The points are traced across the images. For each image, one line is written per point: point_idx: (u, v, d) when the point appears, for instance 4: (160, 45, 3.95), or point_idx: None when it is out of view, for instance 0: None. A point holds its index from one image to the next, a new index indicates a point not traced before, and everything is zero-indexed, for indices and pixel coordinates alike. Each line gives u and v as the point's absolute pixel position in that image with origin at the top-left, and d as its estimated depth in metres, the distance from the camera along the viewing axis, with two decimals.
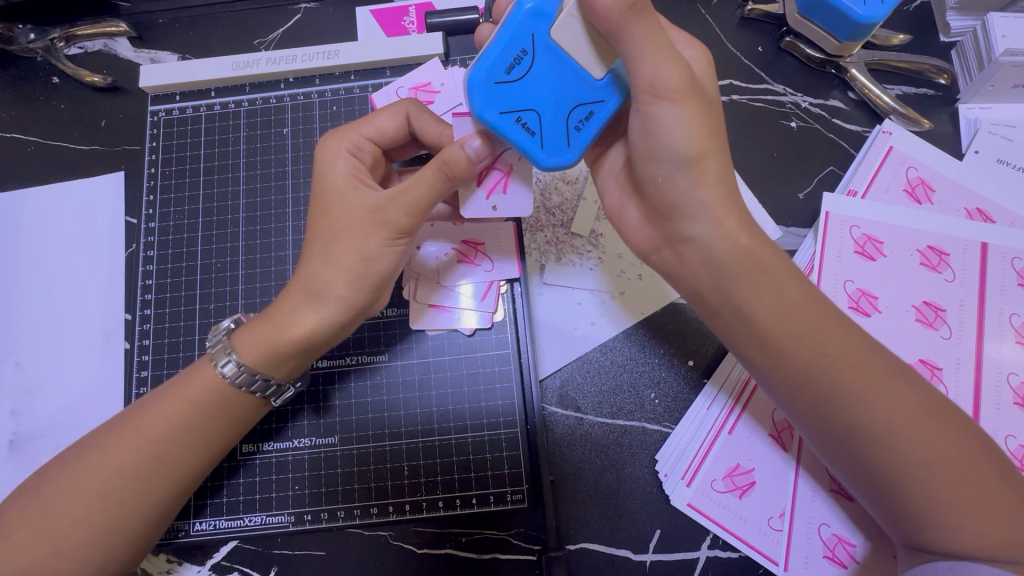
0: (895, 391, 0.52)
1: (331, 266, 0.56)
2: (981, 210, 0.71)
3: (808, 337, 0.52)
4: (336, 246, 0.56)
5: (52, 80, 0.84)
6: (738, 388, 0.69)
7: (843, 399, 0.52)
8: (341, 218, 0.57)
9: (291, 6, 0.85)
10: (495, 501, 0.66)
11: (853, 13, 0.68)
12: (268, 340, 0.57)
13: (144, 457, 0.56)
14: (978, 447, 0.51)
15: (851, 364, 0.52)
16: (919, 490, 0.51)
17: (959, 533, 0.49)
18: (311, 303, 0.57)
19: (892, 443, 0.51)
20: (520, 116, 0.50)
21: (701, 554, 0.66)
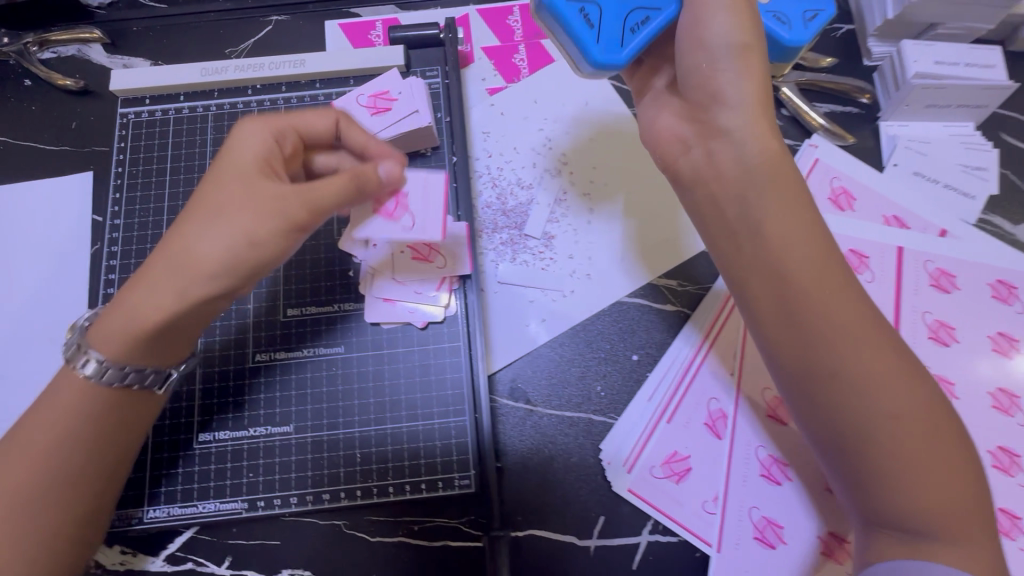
0: (883, 359, 0.52)
1: (186, 247, 0.56)
2: (899, 218, 0.77)
3: (794, 272, 0.54)
4: (216, 228, 0.55)
5: (24, 82, 0.88)
6: (701, 337, 0.75)
7: (836, 360, 0.52)
8: (232, 203, 0.56)
9: (262, 19, 0.91)
10: (443, 487, 0.69)
11: (782, 38, 0.75)
12: (126, 318, 0.57)
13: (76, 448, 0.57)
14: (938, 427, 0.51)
15: (839, 316, 0.53)
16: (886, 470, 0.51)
17: (903, 501, 0.50)
18: (175, 284, 0.55)
19: (873, 416, 0.51)
20: (585, 8, 0.59)
21: (642, 539, 0.69)
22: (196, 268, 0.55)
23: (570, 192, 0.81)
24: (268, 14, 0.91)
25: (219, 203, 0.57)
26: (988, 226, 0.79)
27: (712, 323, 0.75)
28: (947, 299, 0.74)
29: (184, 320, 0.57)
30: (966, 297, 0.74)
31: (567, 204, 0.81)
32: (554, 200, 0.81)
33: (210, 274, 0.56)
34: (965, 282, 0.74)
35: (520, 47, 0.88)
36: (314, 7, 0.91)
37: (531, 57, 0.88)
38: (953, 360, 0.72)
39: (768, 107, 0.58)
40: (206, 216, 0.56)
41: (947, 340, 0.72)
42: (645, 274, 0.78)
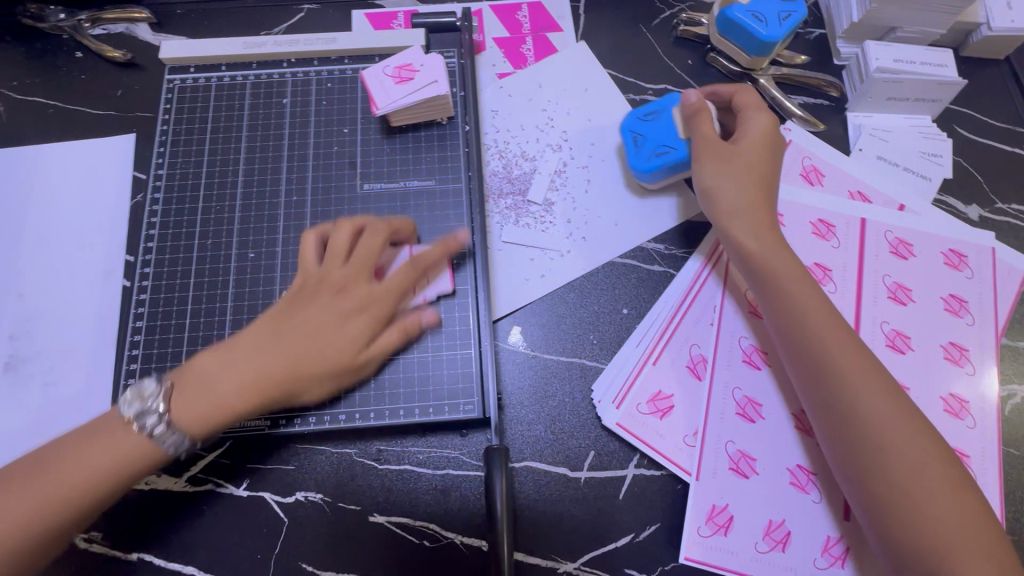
0: (888, 400, 0.65)
1: (268, 359, 0.66)
2: (862, 193, 0.86)
3: (811, 328, 0.69)
4: (298, 335, 0.67)
5: (75, 54, 0.96)
6: (705, 258, 0.84)
7: (858, 412, 0.65)
8: (311, 323, 0.68)
9: (296, 7, 1.01)
10: (448, 411, 0.73)
11: (758, 33, 0.88)
12: (206, 392, 0.64)
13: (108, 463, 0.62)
14: (937, 464, 0.62)
15: (852, 362, 0.66)
16: (904, 503, 0.61)
17: (911, 524, 0.61)
18: (254, 379, 0.65)
19: (898, 466, 0.62)
20: (636, 136, 0.85)
21: (628, 472, 0.76)
22: (285, 372, 0.66)
23: (570, 165, 0.90)
24: (301, 3, 1.01)
25: (316, 329, 0.68)
26: (942, 205, 0.89)
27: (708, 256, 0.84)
28: (905, 264, 0.82)
29: (253, 401, 0.65)
30: (922, 263, 0.82)
31: (567, 175, 0.89)
32: (555, 171, 0.90)
33: (287, 375, 0.66)
34: (921, 250, 0.82)
35: (527, 38, 0.98)
36: None
37: (537, 48, 0.98)
38: (910, 318, 0.80)
39: (763, 209, 0.76)
40: (287, 326, 0.68)
41: (904, 299, 0.80)
42: (637, 236, 0.86)
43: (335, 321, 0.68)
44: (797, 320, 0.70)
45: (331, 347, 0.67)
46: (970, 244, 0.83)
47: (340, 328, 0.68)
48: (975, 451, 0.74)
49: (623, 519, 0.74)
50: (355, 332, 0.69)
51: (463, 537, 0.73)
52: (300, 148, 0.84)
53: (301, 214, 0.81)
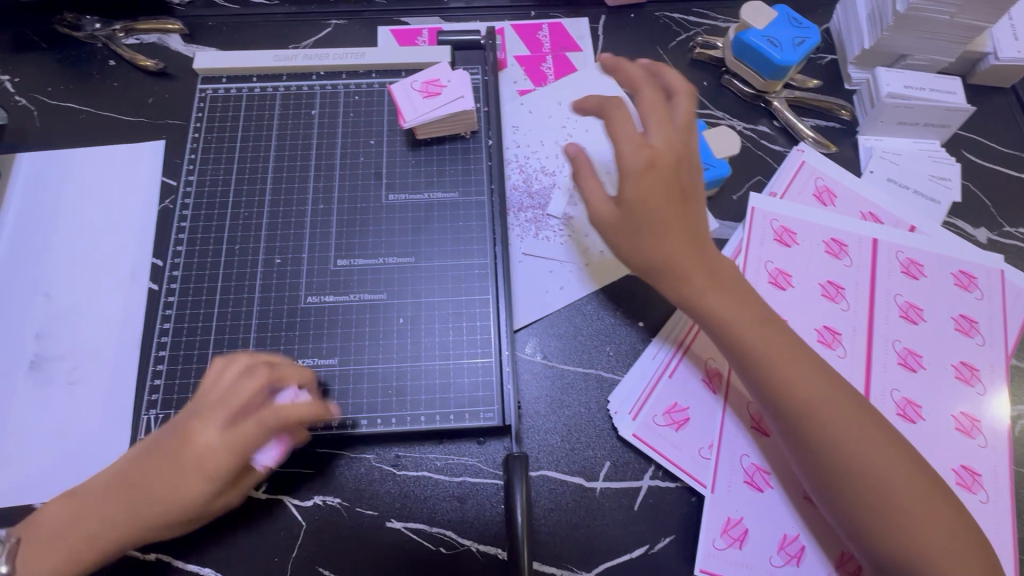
0: (839, 415, 0.66)
1: (119, 500, 0.64)
2: (873, 214, 0.89)
3: (758, 353, 0.68)
4: (140, 487, 0.64)
5: (109, 63, 0.99)
6: None
7: (812, 432, 0.65)
8: (149, 478, 0.64)
9: (323, 22, 1.04)
10: (469, 419, 0.74)
11: (773, 57, 0.91)
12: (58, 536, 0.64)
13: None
14: (895, 470, 0.64)
15: (798, 385, 0.66)
16: (871, 513, 0.63)
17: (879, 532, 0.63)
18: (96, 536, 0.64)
19: (857, 481, 0.64)
20: None
21: (643, 483, 0.77)
22: (130, 517, 0.64)
23: None
24: (328, 19, 1.04)
25: (158, 481, 0.63)
26: (951, 227, 0.91)
27: None
28: (916, 284, 0.84)
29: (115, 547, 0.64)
30: (933, 283, 0.84)
31: None
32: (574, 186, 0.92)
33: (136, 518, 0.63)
34: (932, 270, 0.84)
35: (547, 57, 1.01)
36: (369, 15, 1.05)
37: (557, 67, 1.01)
38: (922, 337, 0.81)
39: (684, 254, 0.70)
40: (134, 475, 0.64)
41: (916, 319, 0.82)
42: None
43: (199, 470, 0.62)
44: (752, 361, 0.68)
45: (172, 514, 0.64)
46: (979, 266, 0.85)
47: (197, 474, 0.63)
48: (987, 470, 0.75)
49: (638, 531, 0.75)
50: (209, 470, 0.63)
51: (479, 545, 0.73)
52: (327, 158, 0.86)
53: (327, 222, 0.83)
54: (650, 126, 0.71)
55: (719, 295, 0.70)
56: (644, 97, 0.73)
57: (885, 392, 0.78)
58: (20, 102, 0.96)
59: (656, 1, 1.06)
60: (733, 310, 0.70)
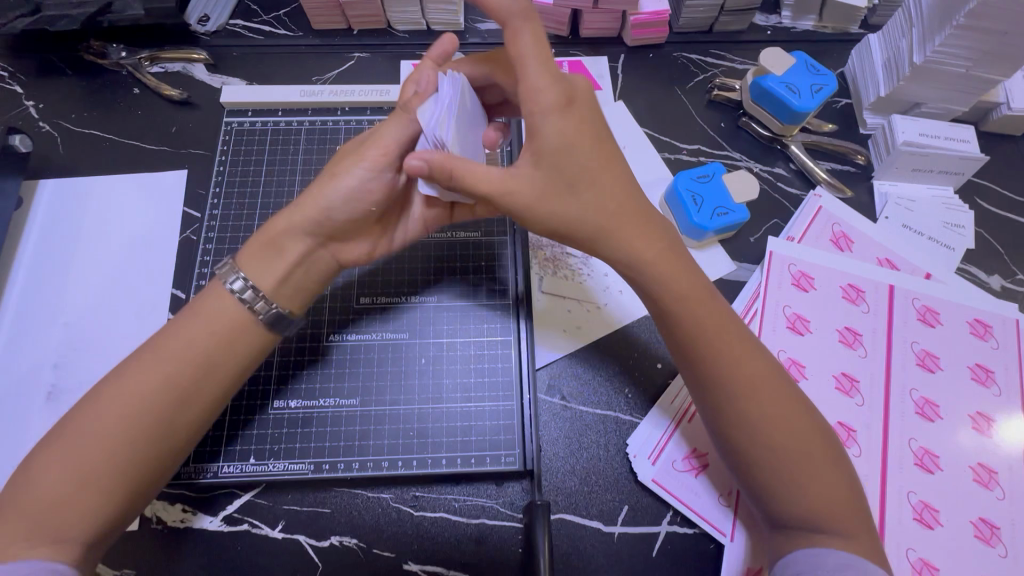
0: (757, 373, 0.66)
1: (156, 369, 0.62)
2: (889, 260, 0.90)
3: (685, 310, 0.67)
4: (189, 346, 0.64)
5: (133, 90, 1.00)
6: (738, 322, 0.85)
7: (726, 391, 0.66)
8: (195, 332, 0.65)
9: (346, 55, 1.05)
10: (489, 462, 0.75)
11: (791, 103, 0.92)
12: (292, 277, 0.70)
13: (109, 484, 0.59)
14: (803, 437, 0.65)
15: (717, 342, 0.66)
16: (776, 477, 0.64)
17: (787, 499, 0.64)
18: (153, 374, 0.62)
19: (765, 446, 0.65)
20: (693, 195, 0.88)
21: (661, 529, 0.76)
22: (179, 394, 0.62)
23: None
24: (351, 51, 1.06)
25: (196, 339, 0.65)
26: (965, 274, 0.92)
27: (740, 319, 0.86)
28: (933, 332, 0.84)
29: (183, 432, 0.63)
30: (949, 332, 0.84)
31: None
32: None
33: (184, 389, 0.63)
34: (947, 318, 0.85)
35: None
36: (392, 49, 1.06)
37: None
38: (939, 386, 0.82)
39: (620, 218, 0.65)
40: (185, 330, 0.65)
41: (932, 367, 0.83)
42: None
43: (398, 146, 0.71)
44: (686, 324, 0.67)
45: (220, 330, 0.66)
46: (994, 315, 0.86)
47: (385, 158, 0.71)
48: (1005, 522, 0.75)
49: None
50: (239, 347, 0.66)
51: None
52: None
53: None
54: (528, 71, 0.62)
55: (644, 240, 0.66)
56: (524, 34, 0.62)
57: (903, 442, 0.79)
58: (44, 129, 0.97)
59: (674, 42, 1.08)
60: (675, 274, 0.66)
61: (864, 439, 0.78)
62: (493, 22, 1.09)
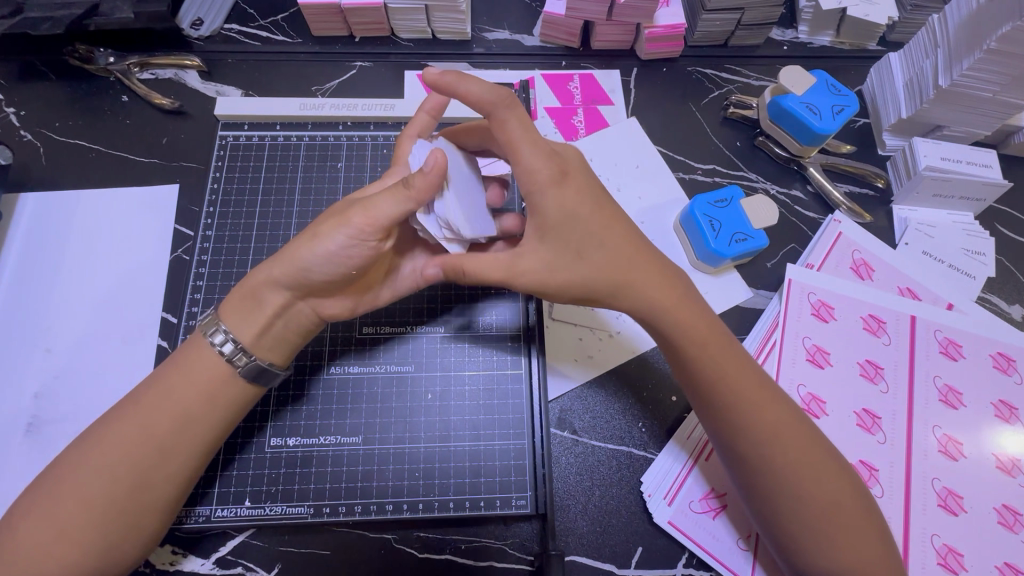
0: (781, 420, 0.63)
1: (138, 421, 0.62)
2: (911, 289, 0.87)
3: (702, 353, 0.64)
4: (167, 399, 0.63)
5: (121, 98, 0.95)
6: (756, 353, 0.82)
7: (749, 440, 0.62)
8: (178, 384, 0.64)
9: (348, 63, 1.01)
10: (499, 505, 0.71)
11: (812, 125, 0.89)
12: (271, 330, 0.67)
13: (85, 537, 0.58)
14: (832, 488, 0.62)
15: (736, 387, 0.63)
16: (806, 530, 0.61)
17: (816, 552, 0.61)
18: (131, 429, 0.61)
19: (793, 498, 0.61)
20: (710, 220, 0.84)
21: (676, 572, 0.73)
22: (158, 448, 0.62)
23: None
24: (353, 60, 1.01)
25: (177, 391, 0.64)
26: (986, 304, 0.90)
27: (758, 349, 0.82)
28: (956, 366, 0.82)
29: (163, 485, 0.62)
30: (972, 365, 0.82)
31: None
32: None
33: (162, 443, 0.61)
34: (971, 352, 0.83)
35: (579, 110, 0.99)
36: (396, 58, 1.01)
37: (589, 121, 0.98)
38: (962, 423, 0.79)
39: (634, 269, 0.64)
40: (163, 385, 0.64)
41: (955, 403, 0.80)
42: None
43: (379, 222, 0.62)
44: (701, 371, 0.64)
45: (199, 381, 0.64)
46: (1018, 348, 0.83)
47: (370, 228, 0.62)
48: None
49: None
50: (222, 401, 0.65)
51: None
52: None
53: None
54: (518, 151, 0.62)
55: (654, 284, 0.65)
56: (511, 123, 0.63)
57: (927, 482, 0.76)
58: (25, 138, 0.92)
59: (688, 56, 1.04)
60: (689, 318, 0.65)
61: (886, 479, 0.76)
62: (502, 31, 1.04)
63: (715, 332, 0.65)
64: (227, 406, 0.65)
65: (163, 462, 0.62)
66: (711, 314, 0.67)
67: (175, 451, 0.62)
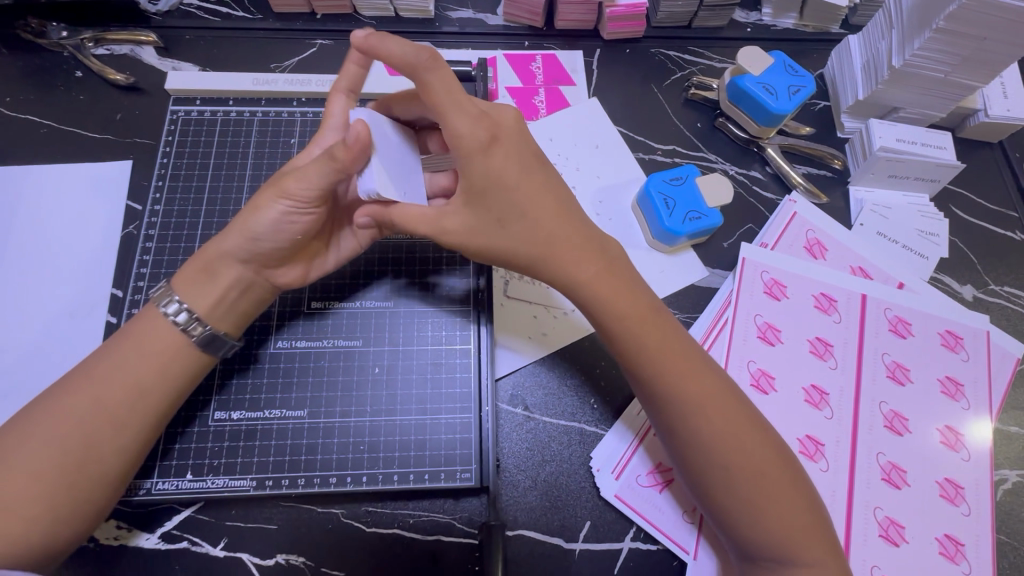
0: (712, 399, 0.64)
1: (88, 390, 0.61)
2: (863, 269, 0.88)
3: (635, 333, 0.65)
4: (118, 369, 0.62)
5: (75, 73, 0.93)
6: (708, 331, 0.83)
7: (679, 419, 0.63)
8: (131, 355, 0.63)
9: (308, 41, 1.00)
10: (444, 479, 0.71)
11: (768, 105, 0.89)
12: (226, 301, 0.66)
13: (26, 507, 0.57)
14: (765, 465, 0.62)
15: (667, 367, 0.64)
16: (740, 507, 0.62)
17: (749, 529, 0.62)
18: (79, 398, 0.60)
19: (724, 475, 0.62)
20: (664, 199, 0.85)
21: (624, 546, 0.74)
22: (108, 420, 0.61)
23: None
24: (313, 37, 1.00)
25: (130, 362, 0.63)
26: (938, 284, 0.91)
27: (709, 328, 0.83)
28: (904, 343, 0.83)
29: (113, 456, 0.61)
30: (920, 342, 0.83)
31: None
32: None
33: (113, 413, 0.61)
34: (919, 329, 0.84)
35: (540, 90, 0.99)
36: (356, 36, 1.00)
37: (550, 100, 0.98)
38: (908, 398, 0.80)
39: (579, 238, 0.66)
40: (114, 355, 0.63)
41: (902, 379, 0.81)
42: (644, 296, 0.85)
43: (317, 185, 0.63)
44: (631, 348, 0.65)
45: (154, 352, 0.63)
46: (966, 327, 0.85)
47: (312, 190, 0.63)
48: (970, 538, 0.74)
49: None
50: (176, 371, 0.64)
51: None
52: None
53: None
54: (446, 118, 0.61)
55: (588, 264, 0.66)
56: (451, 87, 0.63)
57: (872, 456, 0.77)
58: None
59: (651, 37, 1.04)
60: (620, 292, 0.66)
61: (831, 454, 0.77)
62: (465, 10, 1.04)
63: (649, 314, 0.66)
64: (181, 377, 0.65)
65: (114, 432, 0.61)
66: (647, 294, 0.68)
67: (127, 421, 0.61)
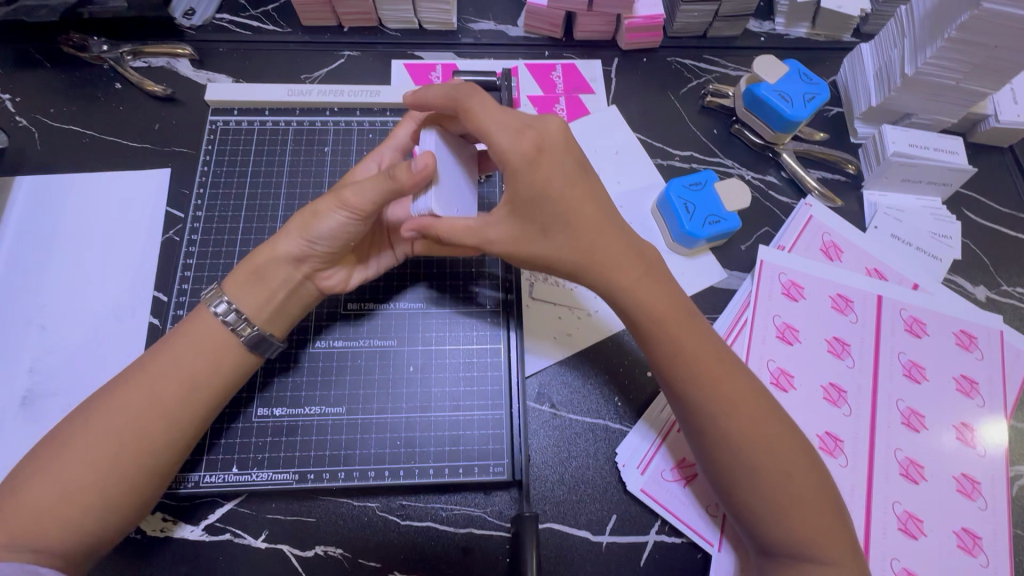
0: (741, 396, 0.66)
1: (145, 385, 0.64)
2: (878, 270, 0.90)
3: (667, 332, 0.68)
4: (173, 365, 0.65)
5: (114, 85, 0.97)
6: (728, 331, 0.86)
7: (709, 415, 0.66)
8: (184, 352, 0.66)
9: (336, 53, 1.03)
10: (476, 472, 0.74)
11: (782, 112, 0.92)
12: (275, 301, 0.70)
13: (87, 495, 0.60)
14: (790, 463, 0.65)
15: (698, 365, 0.67)
16: (763, 503, 0.64)
17: (771, 525, 0.64)
18: (137, 393, 0.63)
19: (750, 471, 0.64)
20: (685, 203, 0.87)
21: (649, 539, 0.76)
22: (163, 413, 0.64)
23: None
24: (341, 49, 1.04)
25: (184, 358, 0.66)
26: (951, 285, 0.93)
27: (729, 328, 0.86)
28: (920, 343, 0.85)
29: (167, 448, 0.64)
30: (935, 342, 0.85)
31: None
32: None
33: (168, 407, 0.64)
34: (934, 329, 0.86)
35: (560, 98, 1.02)
36: (382, 47, 1.04)
37: (570, 108, 1.01)
38: (924, 396, 0.82)
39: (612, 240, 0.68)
40: (169, 352, 0.66)
41: (918, 377, 0.83)
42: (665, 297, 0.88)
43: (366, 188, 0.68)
44: (663, 347, 0.68)
45: (206, 349, 0.67)
46: (979, 326, 0.87)
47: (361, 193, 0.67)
48: (986, 532, 0.76)
49: None
50: (226, 368, 0.67)
51: None
52: None
53: None
54: (484, 128, 0.64)
55: (623, 266, 0.68)
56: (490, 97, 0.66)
57: (890, 452, 0.79)
58: (20, 123, 0.94)
59: (668, 46, 1.07)
60: (653, 297, 0.68)
61: (850, 450, 0.79)
62: (487, 21, 1.07)
63: (682, 314, 0.68)
64: (231, 374, 0.68)
65: (168, 425, 0.64)
66: (679, 295, 0.70)
67: (180, 415, 0.64)
